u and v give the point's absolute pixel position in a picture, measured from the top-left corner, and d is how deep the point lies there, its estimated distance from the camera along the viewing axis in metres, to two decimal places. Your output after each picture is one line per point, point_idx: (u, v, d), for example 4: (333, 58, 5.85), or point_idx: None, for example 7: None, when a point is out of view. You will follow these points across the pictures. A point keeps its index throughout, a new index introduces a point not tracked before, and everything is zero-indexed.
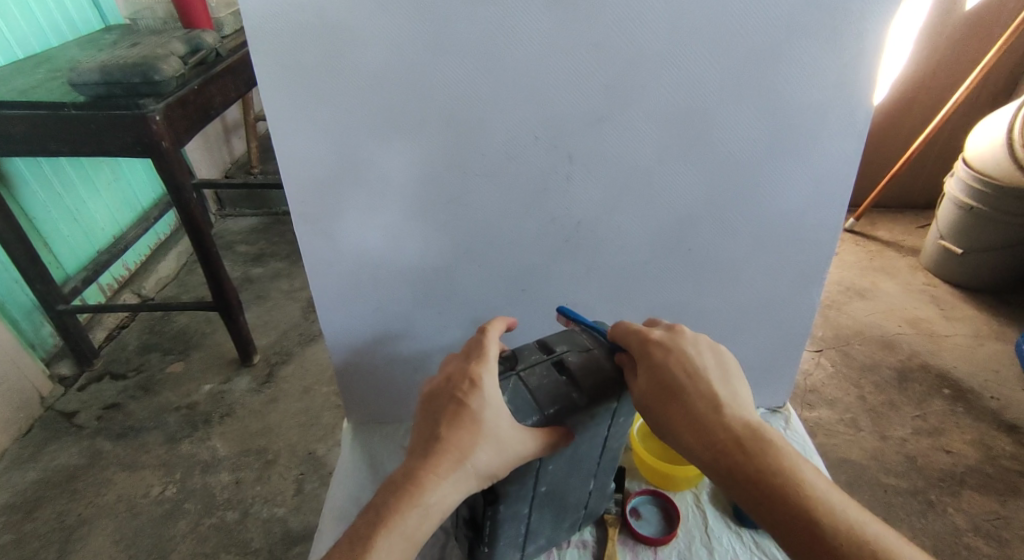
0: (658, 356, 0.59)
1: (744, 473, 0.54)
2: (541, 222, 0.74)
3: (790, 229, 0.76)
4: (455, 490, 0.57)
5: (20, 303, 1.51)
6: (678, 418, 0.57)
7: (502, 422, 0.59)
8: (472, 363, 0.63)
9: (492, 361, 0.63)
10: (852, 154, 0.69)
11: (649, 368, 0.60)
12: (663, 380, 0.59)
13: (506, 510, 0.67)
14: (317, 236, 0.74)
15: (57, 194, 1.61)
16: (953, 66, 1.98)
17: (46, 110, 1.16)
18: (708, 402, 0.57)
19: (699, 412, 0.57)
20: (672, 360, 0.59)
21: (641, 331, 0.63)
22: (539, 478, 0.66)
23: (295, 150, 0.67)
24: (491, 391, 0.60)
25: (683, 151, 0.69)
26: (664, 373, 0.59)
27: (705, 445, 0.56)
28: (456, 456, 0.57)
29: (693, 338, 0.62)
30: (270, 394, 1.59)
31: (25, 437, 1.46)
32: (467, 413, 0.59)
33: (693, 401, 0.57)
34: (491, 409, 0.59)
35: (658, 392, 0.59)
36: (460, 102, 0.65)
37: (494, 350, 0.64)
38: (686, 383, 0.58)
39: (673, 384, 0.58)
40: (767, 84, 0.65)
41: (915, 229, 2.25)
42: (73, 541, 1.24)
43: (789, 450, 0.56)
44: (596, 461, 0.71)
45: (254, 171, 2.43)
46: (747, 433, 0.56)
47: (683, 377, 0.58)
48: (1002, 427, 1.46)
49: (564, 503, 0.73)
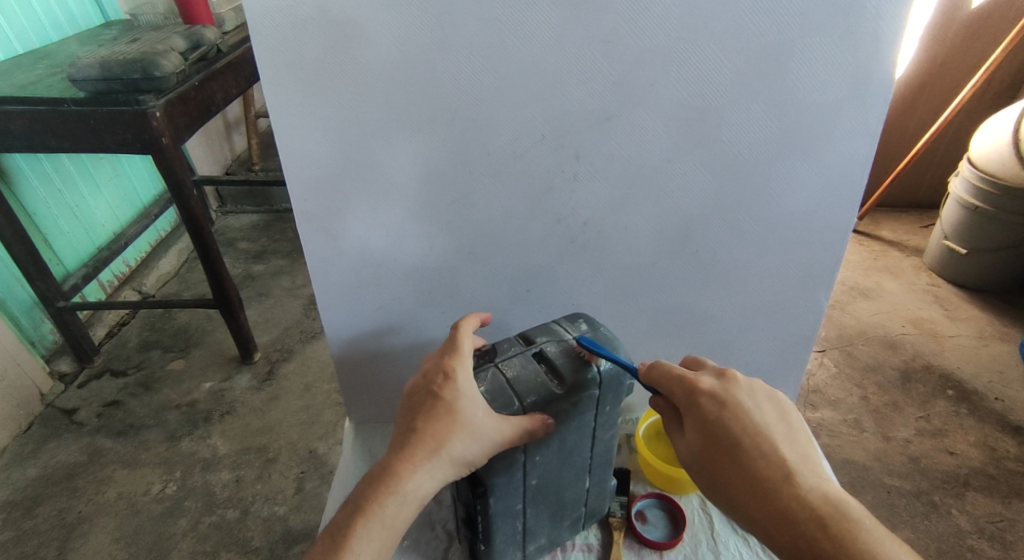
0: (710, 411, 0.56)
1: (820, 549, 0.50)
2: (546, 221, 0.74)
3: (798, 230, 0.75)
4: (432, 478, 0.58)
5: (19, 300, 1.51)
6: (739, 483, 0.54)
7: (478, 411, 0.58)
8: (447, 357, 0.63)
9: (467, 354, 0.63)
10: (864, 155, 0.68)
11: (702, 424, 0.57)
12: (717, 438, 0.56)
13: (498, 504, 0.66)
14: (319, 235, 0.73)
15: (56, 190, 1.60)
16: (959, 65, 1.97)
17: (45, 106, 1.15)
18: (773, 464, 0.54)
19: (763, 477, 0.53)
20: (727, 414, 0.56)
21: (686, 378, 0.60)
22: (528, 470, 0.65)
23: (299, 147, 0.66)
24: (466, 384, 0.60)
25: (691, 150, 0.68)
26: (719, 431, 0.55)
27: (775, 517, 0.52)
28: (430, 445, 0.58)
29: (748, 386, 0.59)
30: (271, 392, 1.58)
31: (24, 434, 1.46)
32: (441, 405, 0.59)
33: (754, 463, 0.54)
34: (465, 399, 0.59)
35: (713, 452, 0.56)
36: (466, 99, 0.64)
37: (468, 344, 0.64)
38: (747, 445, 0.54)
39: (730, 443, 0.55)
40: (778, 82, 0.63)
41: (919, 229, 2.23)
42: (73, 539, 1.23)
43: (871, 521, 0.52)
44: (586, 453, 0.70)
45: (255, 167, 2.42)
46: (823, 504, 0.52)
47: (742, 436, 0.55)
48: (1006, 428, 1.45)
49: (561, 499, 0.72)
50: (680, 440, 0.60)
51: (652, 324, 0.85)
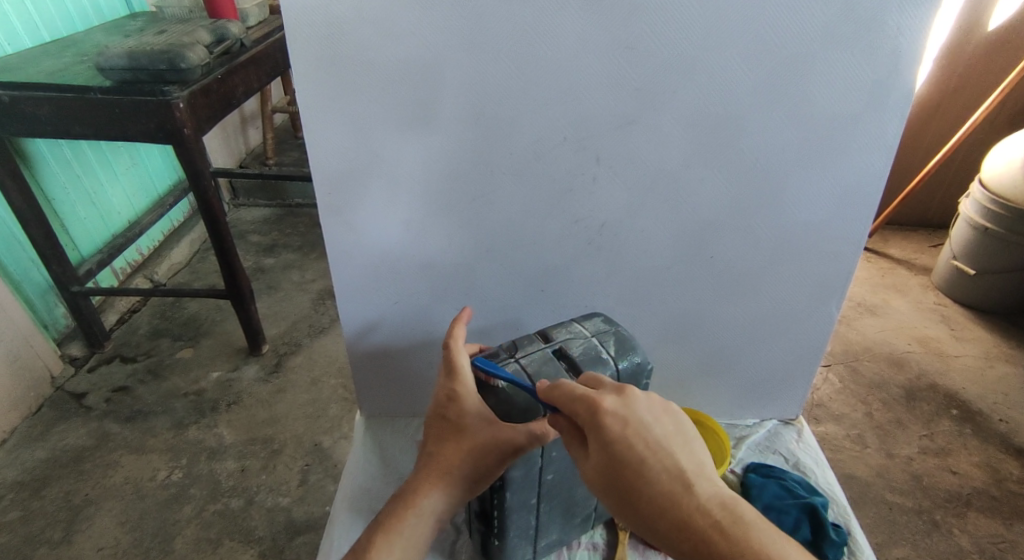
0: (613, 429, 0.50)
1: (720, 556, 0.46)
2: (564, 223, 0.75)
3: (812, 240, 0.76)
4: (449, 496, 0.61)
5: (35, 282, 1.52)
6: (639, 503, 0.48)
7: (481, 425, 0.60)
8: (450, 377, 0.64)
9: (466, 370, 0.64)
10: (879, 168, 0.70)
11: (602, 444, 0.50)
12: (619, 458, 0.49)
13: (514, 498, 0.67)
14: (340, 227, 0.75)
15: (76, 175, 1.62)
16: (973, 86, 1.98)
17: (71, 93, 1.17)
18: (672, 477, 0.48)
19: (665, 495, 0.48)
20: (628, 433, 0.49)
21: (585, 397, 0.53)
22: (545, 466, 0.66)
23: (324, 139, 0.68)
24: (468, 404, 0.62)
25: (710, 157, 0.69)
26: (617, 454, 0.49)
27: (676, 533, 0.47)
28: (445, 466, 0.62)
29: (646, 400, 0.53)
30: (279, 385, 1.59)
31: (34, 416, 1.48)
32: (448, 430, 0.62)
33: (656, 478, 0.48)
34: (468, 417, 0.61)
35: (614, 470, 0.49)
36: (491, 98, 0.65)
37: (467, 358, 0.65)
38: (649, 461, 0.48)
39: (627, 460, 0.49)
40: (798, 94, 0.65)
41: (927, 248, 2.24)
42: (79, 521, 1.24)
43: (767, 525, 0.47)
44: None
45: (269, 162, 2.45)
46: (721, 511, 0.47)
47: (644, 453, 0.49)
48: (1009, 450, 1.45)
49: (574, 496, 0.74)
50: (578, 457, 0.54)
51: (663, 331, 0.86)
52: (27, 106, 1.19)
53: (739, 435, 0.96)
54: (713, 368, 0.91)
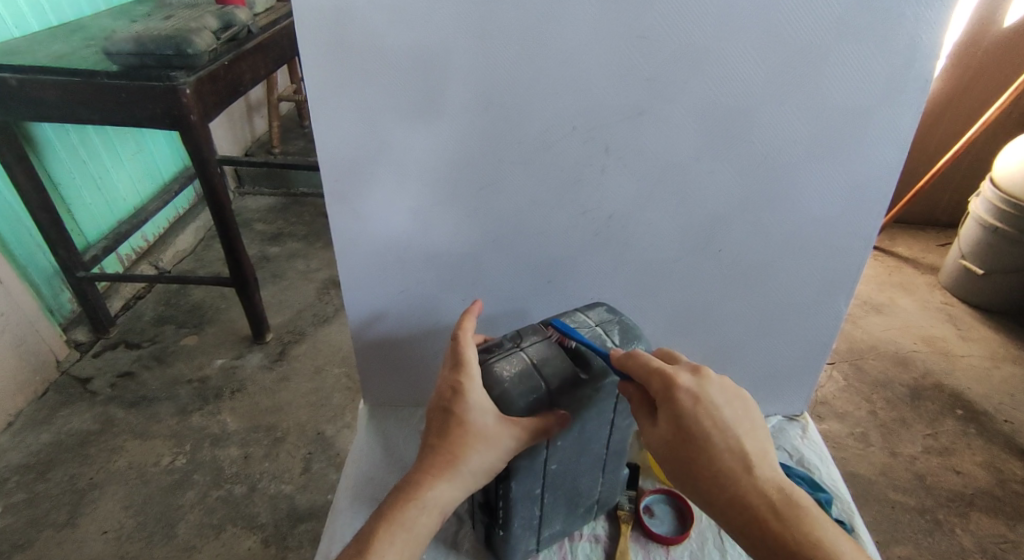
0: (687, 406, 0.55)
1: (769, 530, 0.53)
2: (572, 214, 0.74)
3: (821, 236, 0.75)
4: (455, 488, 0.60)
5: (41, 267, 1.53)
6: (701, 476, 0.55)
7: (489, 418, 0.59)
8: (456, 368, 0.62)
9: (472, 363, 0.62)
10: (892, 164, 0.69)
11: (674, 419, 0.55)
12: (689, 434, 0.55)
13: (518, 489, 0.67)
14: (347, 215, 0.74)
15: (82, 161, 1.62)
16: (986, 84, 1.96)
17: (78, 77, 1.16)
18: (737, 457, 0.54)
19: (727, 474, 0.54)
20: (701, 413, 0.55)
21: (665, 372, 0.57)
22: (550, 455, 0.66)
23: (332, 126, 0.67)
24: (475, 396, 0.60)
25: (721, 149, 0.68)
26: (689, 432, 0.55)
27: (730, 505, 0.54)
28: (449, 457, 0.59)
29: (719, 383, 0.57)
30: (282, 373, 1.60)
31: (39, 400, 1.48)
32: (452, 421, 0.60)
33: (722, 456, 0.54)
34: (475, 411, 0.59)
35: (682, 444, 0.55)
36: (501, 87, 0.64)
37: (473, 349, 0.64)
38: (717, 440, 0.54)
39: (698, 438, 0.54)
40: (812, 86, 0.64)
41: (934, 247, 2.22)
42: (83, 505, 1.25)
43: (815, 508, 0.55)
44: (604, 440, 0.71)
45: (275, 150, 2.44)
46: (778, 494, 0.54)
47: (714, 433, 0.54)
48: (1014, 451, 1.45)
49: (577, 487, 0.74)
50: (643, 423, 0.59)
51: (668, 326, 0.86)
52: (34, 90, 1.18)
53: None
54: (718, 363, 0.90)
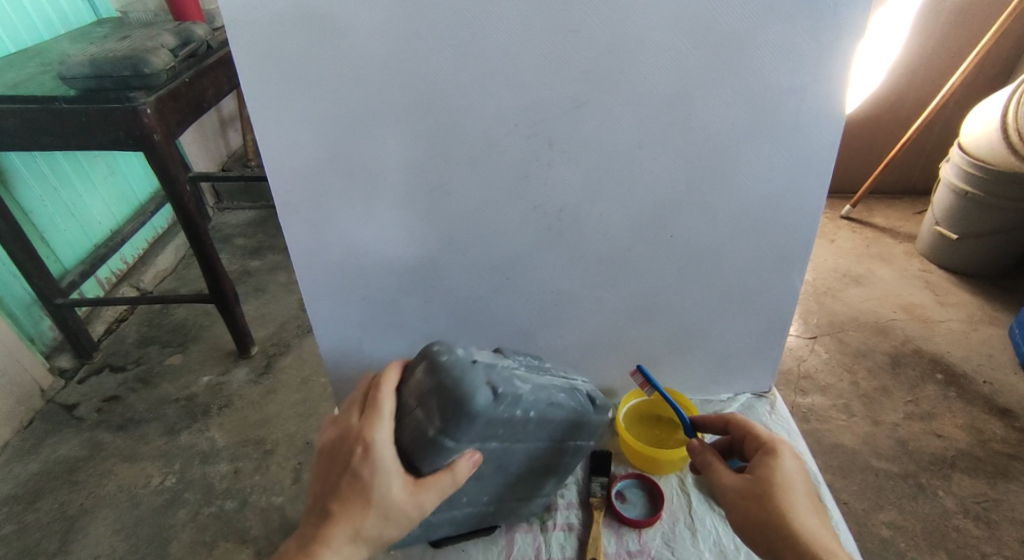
0: (788, 460, 0.65)
1: None
2: (523, 209, 0.75)
3: (768, 214, 0.77)
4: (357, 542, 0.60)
5: (19, 297, 1.52)
6: (780, 514, 0.60)
7: (392, 487, 0.60)
8: (367, 420, 0.61)
9: (385, 415, 0.61)
10: (831, 139, 0.70)
11: (767, 466, 0.64)
12: (784, 482, 0.63)
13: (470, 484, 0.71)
14: (301, 226, 0.75)
15: (52, 188, 1.62)
16: (949, 49, 1.97)
17: (35, 104, 1.16)
18: (819, 519, 0.61)
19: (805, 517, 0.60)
20: (798, 471, 0.64)
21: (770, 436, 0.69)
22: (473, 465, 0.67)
23: (278, 137, 0.67)
24: (386, 453, 0.60)
25: (662, 136, 0.69)
26: (777, 476, 0.63)
27: (803, 548, 0.58)
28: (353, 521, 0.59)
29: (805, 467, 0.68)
30: (268, 386, 1.60)
31: (25, 430, 1.48)
32: (360, 484, 0.59)
33: (807, 511, 0.61)
34: (382, 473, 0.59)
35: (776, 489, 0.62)
36: (439, 89, 0.65)
37: (388, 399, 0.62)
38: (807, 499, 0.62)
39: (787, 486, 0.62)
40: (746, 69, 0.65)
41: (911, 215, 2.24)
42: (75, 531, 1.26)
43: None
44: (531, 437, 0.69)
45: (250, 164, 2.44)
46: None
47: (799, 486, 0.63)
48: (993, 410, 1.47)
49: (536, 466, 0.74)
50: (726, 472, 0.67)
51: (631, 313, 0.87)
52: None
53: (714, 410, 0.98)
54: (684, 344, 0.91)
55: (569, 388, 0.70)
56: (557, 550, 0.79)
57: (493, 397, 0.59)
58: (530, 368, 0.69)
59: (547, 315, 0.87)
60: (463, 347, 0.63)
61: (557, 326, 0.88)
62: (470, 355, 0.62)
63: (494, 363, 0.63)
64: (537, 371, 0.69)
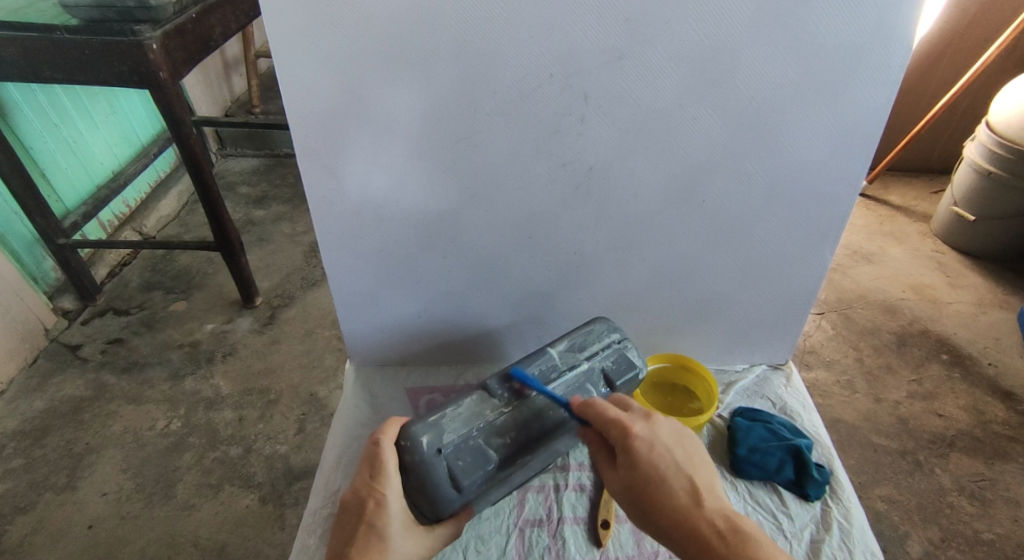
0: (639, 451, 0.59)
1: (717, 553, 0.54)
2: (552, 166, 0.72)
3: (805, 183, 0.74)
4: None
5: (19, 235, 1.49)
6: (661, 523, 0.57)
7: (403, 535, 0.63)
8: (373, 478, 0.64)
9: (392, 474, 0.64)
10: (879, 108, 0.67)
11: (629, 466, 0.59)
12: (645, 476, 0.58)
13: (523, 476, 0.78)
14: (320, 172, 0.72)
15: (52, 123, 1.57)
16: (987, 24, 1.90)
17: (37, 33, 1.11)
18: (686, 493, 0.57)
19: (682, 513, 0.56)
20: (653, 454, 0.59)
21: (618, 419, 0.62)
22: (514, 474, 0.74)
23: (298, 77, 0.64)
24: (395, 507, 0.63)
25: (703, 93, 0.66)
26: (640, 471, 0.58)
27: (681, 540, 0.56)
28: None
29: (668, 427, 0.62)
30: (273, 336, 1.60)
31: (29, 367, 1.48)
32: (376, 540, 0.60)
33: (672, 497, 0.57)
34: (394, 525, 0.62)
35: (639, 489, 0.58)
36: (474, 31, 0.61)
37: (391, 453, 0.66)
38: (669, 480, 0.57)
39: (654, 478, 0.58)
40: (800, 25, 0.61)
41: (927, 195, 2.21)
42: (81, 468, 1.27)
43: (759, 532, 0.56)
44: (548, 445, 0.75)
45: (255, 110, 2.37)
46: (723, 521, 0.56)
47: (666, 472, 0.58)
48: (996, 393, 1.47)
49: (560, 452, 0.81)
50: (606, 473, 0.63)
51: (653, 278, 0.86)
52: None
53: (728, 380, 0.98)
54: (704, 313, 0.91)
55: (561, 401, 0.75)
56: (568, 510, 0.79)
57: (454, 487, 0.67)
58: (517, 399, 0.74)
59: (567, 277, 0.85)
60: (432, 428, 0.69)
61: (577, 287, 0.87)
62: (435, 445, 0.68)
63: (463, 439, 0.69)
64: (525, 398, 0.74)
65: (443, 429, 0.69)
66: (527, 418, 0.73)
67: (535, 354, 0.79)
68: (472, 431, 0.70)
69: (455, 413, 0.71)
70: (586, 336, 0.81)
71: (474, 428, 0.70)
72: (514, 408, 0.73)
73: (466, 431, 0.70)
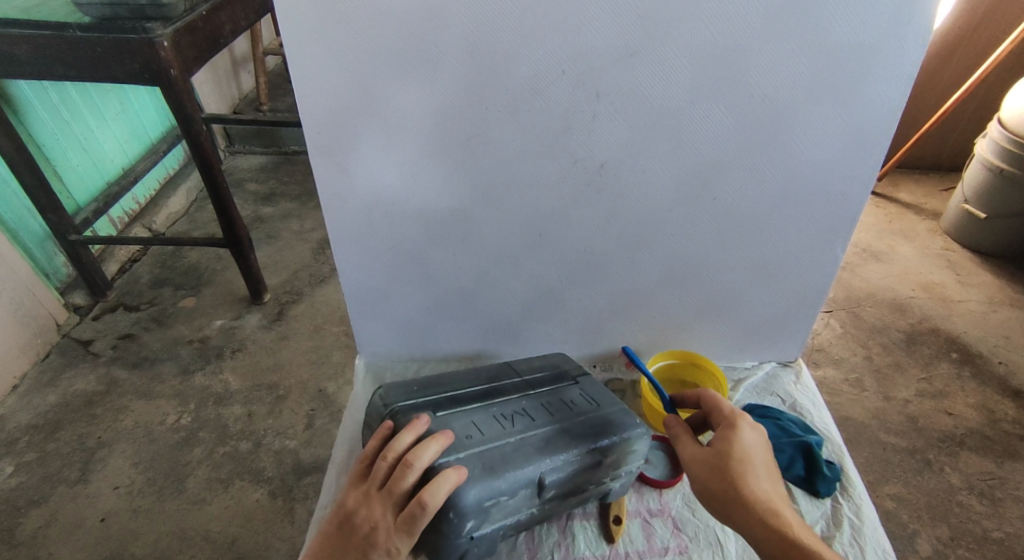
0: (745, 436, 0.64)
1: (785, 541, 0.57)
2: (562, 164, 0.73)
3: (817, 181, 0.74)
4: None
5: (31, 230, 1.50)
6: (739, 494, 0.60)
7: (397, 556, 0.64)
8: (397, 533, 0.61)
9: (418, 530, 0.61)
10: (892, 105, 0.67)
11: (727, 440, 0.64)
12: (742, 456, 0.62)
13: None
14: (332, 170, 0.73)
15: (64, 121, 1.58)
16: (1000, 20, 1.89)
17: (49, 31, 1.12)
18: (773, 490, 0.61)
19: (763, 500, 0.59)
20: (755, 446, 0.63)
21: (729, 409, 0.67)
22: None
23: (312, 74, 0.64)
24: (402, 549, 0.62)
25: (716, 90, 0.66)
26: (736, 449, 0.62)
27: (753, 516, 0.58)
28: None
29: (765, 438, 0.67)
30: (281, 332, 1.60)
31: (42, 362, 1.50)
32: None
33: (761, 483, 0.61)
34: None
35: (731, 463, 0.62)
36: (486, 28, 0.61)
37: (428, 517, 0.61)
38: (761, 472, 0.62)
39: (748, 462, 0.62)
40: (813, 22, 0.61)
41: (937, 192, 2.19)
42: (93, 462, 1.28)
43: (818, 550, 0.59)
44: None
45: (263, 107, 2.38)
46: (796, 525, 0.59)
47: (761, 465, 0.62)
48: (1007, 392, 1.47)
49: None
50: (689, 446, 0.66)
51: (663, 276, 0.86)
52: (5, 44, 1.13)
53: (737, 377, 0.98)
54: (713, 311, 0.91)
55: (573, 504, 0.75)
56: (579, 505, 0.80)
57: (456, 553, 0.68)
58: (548, 501, 0.71)
59: (577, 274, 0.86)
60: (479, 517, 0.64)
61: (586, 285, 0.87)
62: (469, 532, 0.65)
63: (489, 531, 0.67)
64: (553, 501, 0.72)
65: (488, 516, 0.66)
66: (540, 514, 0.73)
67: (595, 449, 0.71)
68: (501, 524, 0.68)
69: (507, 502, 0.66)
70: (636, 452, 0.75)
71: (503, 521, 0.68)
72: (539, 506, 0.71)
73: (501, 521, 0.68)
